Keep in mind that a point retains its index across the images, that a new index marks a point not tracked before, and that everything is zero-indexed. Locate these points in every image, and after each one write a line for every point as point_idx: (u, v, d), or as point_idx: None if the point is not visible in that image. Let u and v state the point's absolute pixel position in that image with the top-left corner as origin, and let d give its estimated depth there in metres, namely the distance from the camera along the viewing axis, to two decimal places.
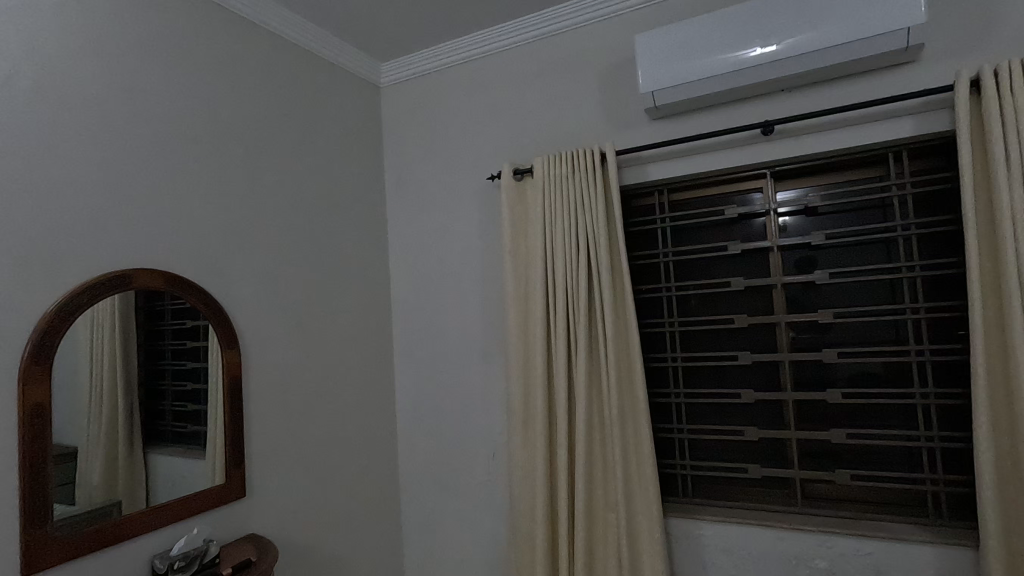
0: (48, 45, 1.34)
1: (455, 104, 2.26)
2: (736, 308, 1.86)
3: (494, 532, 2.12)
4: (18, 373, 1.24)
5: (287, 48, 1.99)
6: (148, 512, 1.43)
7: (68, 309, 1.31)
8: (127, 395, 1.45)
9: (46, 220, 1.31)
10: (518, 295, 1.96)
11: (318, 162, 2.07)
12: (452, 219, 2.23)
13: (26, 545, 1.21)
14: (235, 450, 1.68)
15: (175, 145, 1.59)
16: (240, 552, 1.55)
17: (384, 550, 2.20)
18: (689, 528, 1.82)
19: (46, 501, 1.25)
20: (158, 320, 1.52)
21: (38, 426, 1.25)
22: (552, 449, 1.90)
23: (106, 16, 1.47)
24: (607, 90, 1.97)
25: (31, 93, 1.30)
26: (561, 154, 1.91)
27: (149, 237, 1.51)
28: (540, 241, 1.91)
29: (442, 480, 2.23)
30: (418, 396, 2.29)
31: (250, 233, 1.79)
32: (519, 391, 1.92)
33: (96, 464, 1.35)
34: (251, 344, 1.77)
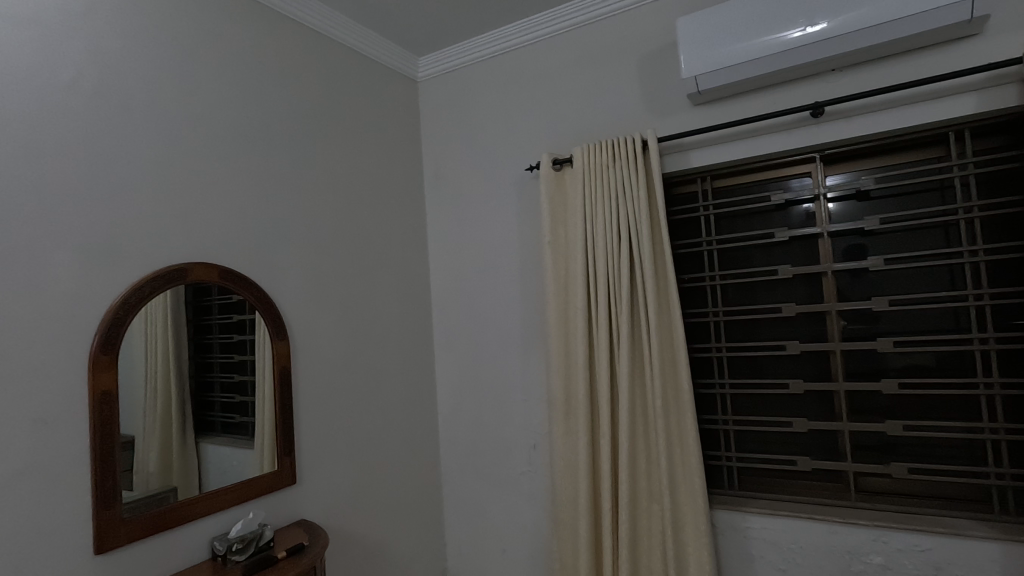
0: (110, 48, 1.41)
1: (493, 96, 2.26)
2: (782, 297, 1.81)
3: (535, 522, 2.13)
4: (88, 362, 1.30)
5: (329, 45, 2.02)
6: (204, 498, 1.49)
7: (130, 302, 1.37)
8: (180, 387, 1.50)
9: (112, 218, 1.37)
10: (559, 287, 1.96)
11: (360, 157, 2.10)
12: (492, 210, 2.24)
13: (98, 526, 1.28)
14: (285, 439, 1.73)
15: (225, 143, 1.64)
16: (293, 537, 1.60)
17: (427, 538, 2.24)
18: (736, 520, 1.79)
19: (116, 484, 1.31)
20: (206, 315, 1.56)
21: (106, 413, 1.31)
22: (595, 440, 1.89)
23: (161, 19, 1.52)
24: (648, 76, 1.94)
25: (95, 95, 1.37)
26: (601, 143, 1.89)
27: (203, 233, 1.56)
28: (579, 232, 1.90)
29: (483, 470, 2.25)
30: (459, 387, 2.32)
31: (297, 228, 1.84)
32: (560, 382, 1.92)
33: (153, 451, 1.40)
34: (300, 335, 1.82)
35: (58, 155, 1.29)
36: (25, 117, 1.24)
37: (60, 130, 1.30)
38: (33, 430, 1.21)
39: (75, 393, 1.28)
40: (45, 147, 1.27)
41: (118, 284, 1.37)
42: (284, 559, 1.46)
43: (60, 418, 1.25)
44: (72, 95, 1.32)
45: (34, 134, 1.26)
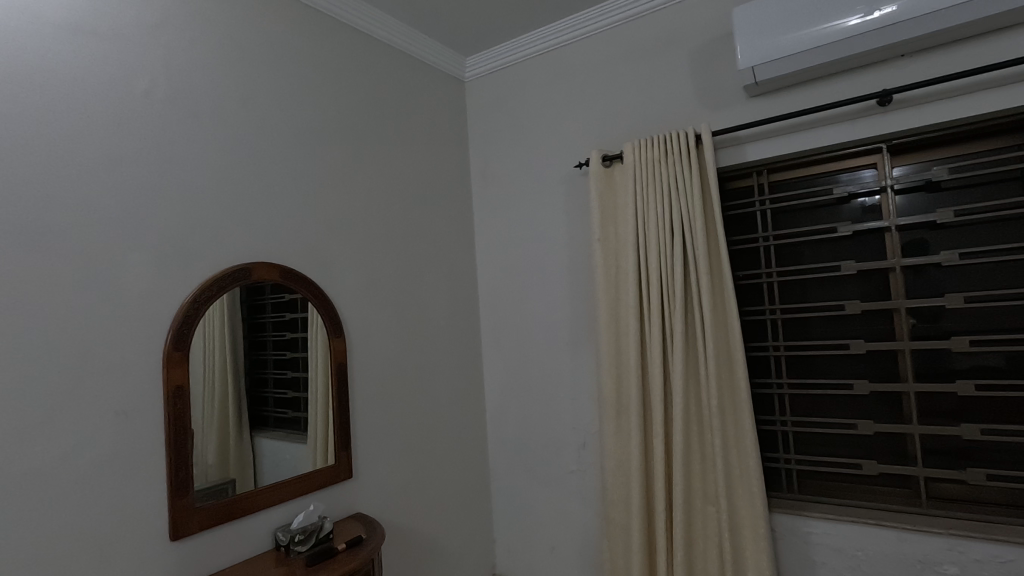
0: (180, 59, 1.47)
1: (539, 93, 2.26)
2: (846, 293, 1.74)
3: (585, 522, 2.12)
4: (161, 357, 1.37)
5: (380, 48, 2.06)
6: (265, 491, 1.54)
7: (199, 301, 1.43)
8: (235, 383, 1.52)
9: (182, 220, 1.43)
10: (609, 285, 1.94)
11: (409, 157, 2.13)
12: (539, 208, 2.24)
13: (173, 513, 1.34)
14: (342, 434, 1.77)
15: (284, 146, 1.70)
16: (351, 530, 1.64)
17: (477, 535, 2.25)
18: (797, 525, 1.73)
19: (189, 474, 1.38)
20: (260, 313, 1.59)
21: (178, 406, 1.37)
22: (647, 440, 1.86)
23: (225, 28, 1.58)
24: (701, 68, 1.90)
25: (167, 103, 1.43)
26: (653, 138, 1.86)
27: (264, 234, 1.62)
28: (631, 229, 1.87)
29: (532, 468, 2.25)
30: (507, 385, 2.32)
31: (352, 227, 1.88)
32: (611, 380, 1.90)
33: (210, 445, 1.44)
34: (355, 332, 1.87)
35: (135, 161, 1.36)
36: (106, 126, 1.32)
37: (136, 136, 1.37)
38: (115, 422, 1.28)
39: (151, 388, 1.35)
40: (123, 154, 1.34)
41: (189, 283, 1.44)
42: (343, 552, 1.50)
43: (138, 411, 1.32)
44: (146, 104, 1.39)
45: (114, 142, 1.33)
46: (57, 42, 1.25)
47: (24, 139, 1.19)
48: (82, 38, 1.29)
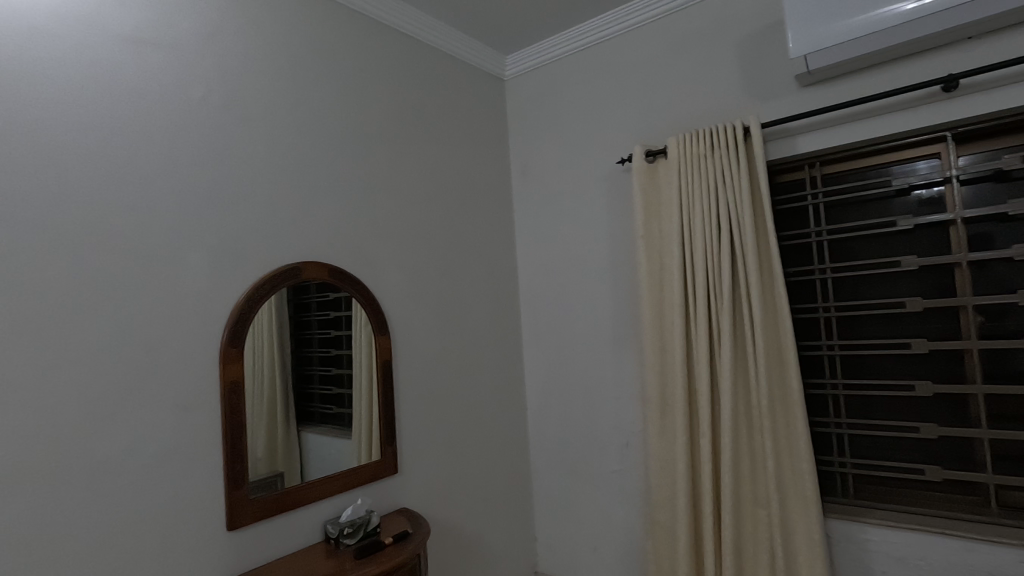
0: (233, 65, 1.52)
1: (580, 89, 2.24)
2: (906, 289, 1.66)
3: (629, 523, 2.09)
4: (218, 354, 1.42)
5: (422, 49, 2.08)
6: (315, 484, 1.58)
7: (253, 299, 1.48)
8: (282, 378, 1.55)
9: (236, 221, 1.49)
10: (653, 282, 1.91)
11: (451, 155, 2.15)
12: (581, 205, 2.22)
13: (229, 503, 1.40)
14: (388, 430, 1.80)
15: (330, 148, 1.73)
16: (397, 524, 1.66)
17: (519, 532, 2.26)
18: (853, 531, 1.66)
19: (245, 467, 1.43)
20: (305, 311, 1.61)
21: (234, 401, 1.42)
22: (694, 440, 1.82)
23: (276, 35, 1.63)
24: (749, 59, 1.84)
25: (222, 108, 1.49)
26: (698, 132, 1.82)
27: (313, 233, 1.66)
28: (676, 225, 1.83)
29: (574, 467, 2.24)
30: (549, 383, 2.31)
31: (396, 226, 1.91)
32: (655, 379, 1.87)
33: (260, 439, 1.48)
34: (399, 330, 1.89)
35: (192, 165, 1.41)
36: (166, 132, 1.37)
37: (194, 141, 1.42)
38: (176, 415, 1.34)
39: (210, 383, 1.40)
40: (182, 158, 1.40)
41: (243, 282, 1.49)
42: (389, 546, 1.52)
43: (197, 405, 1.38)
44: (201, 110, 1.45)
45: (173, 147, 1.38)
46: (120, 53, 1.31)
47: (92, 146, 1.25)
48: (143, 48, 1.35)
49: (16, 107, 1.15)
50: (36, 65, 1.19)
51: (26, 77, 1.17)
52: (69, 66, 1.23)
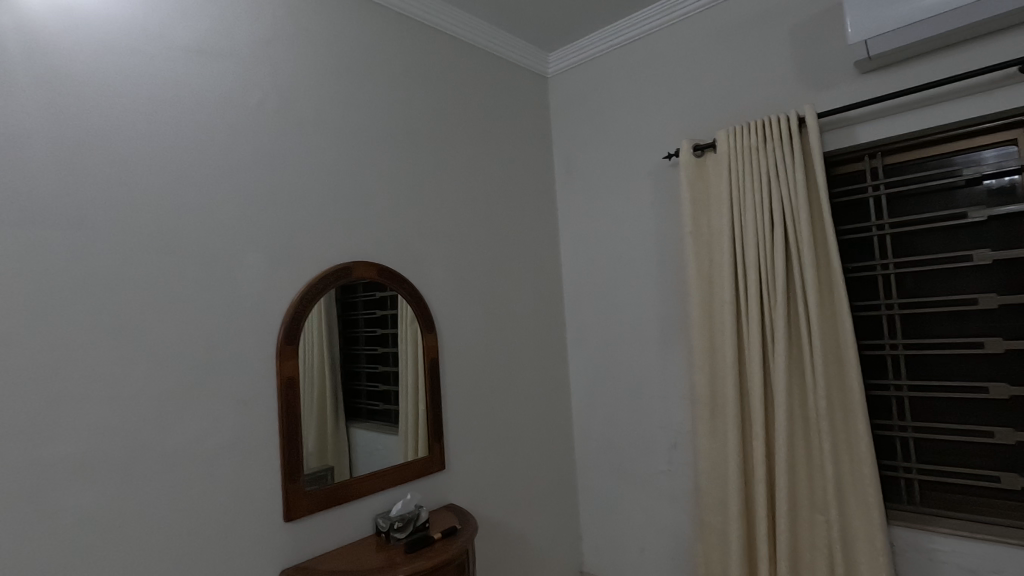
0: (286, 71, 1.57)
1: (625, 84, 2.21)
2: (978, 285, 1.56)
3: (677, 524, 2.05)
4: (275, 351, 1.48)
5: (466, 49, 2.10)
6: (365, 479, 1.62)
7: (306, 298, 1.53)
8: (333, 375, 1.58)
9: (290, 223, 1.54)
10: (702, 279, 1.86)
11: (494, 154, 2.15)
12: (626, 201, 2.19)
13: (286, 495, 1.45)
14: (435, 426, 1.83)
15: (379, 150, 1.77)
16: (446, 520, 1.69)
17: (564, 530, 2.25)
18: (919, 540, 1.58)
19: (300, 460, 1.48)
20: (352, 310, 1.65)
21: (290, 397, 1.48)
22: (746, 442, 1.77)
23: (326, 41, 1.67)
24: (804, 46, 1.77)
25: (276, 114, 1.54)
26: (750, 124, 1.76)
27: (362, 234, 1.70)
28: (726, 220, 1.78)
29: (620, 467, 2.21)
30: (594, 381, 2.29)
31: (441, 226, 1.93)
32: (705, 378, 1.83)
33: (312, 434, 1.52)
34: (446, 328, 1.92)
35: (250, 168, 1.47)
36: (224, 137, 1.43)
37: (251, 145, 1.48)
38: (236, 409, 1.40)
39: (267, 378, 1.46)
40: (240, 162, 1.45)
41: (298, 281, 1.54)
42: (438, 541, 1.54)
43: (256, 400, 1.43)
44: (257, 115, 1.50)
45: (231, 151, 1.44)
46: (182, 62, 1.38)
47: (158, 152, 1.32)
48: (203, 57, 1.41)
49: (90, 117, 1.23)
50: (107, 77, 1.26)
51: (98, 89, 1.24)
52: (137, 77, 1.30)
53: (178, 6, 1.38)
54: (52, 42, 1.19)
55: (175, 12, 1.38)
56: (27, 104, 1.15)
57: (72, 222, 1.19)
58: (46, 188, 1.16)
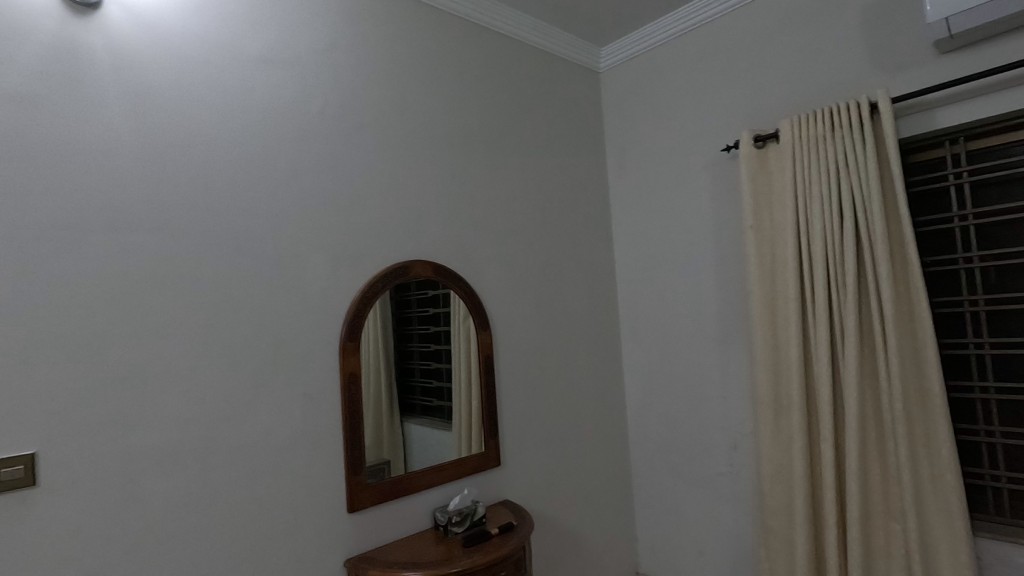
0: (346, 76, 1.62)
1: (680, 76, 2.16)
2: None
3: (738, 527, 2.00)
4: (338, 348, 1.53)
5: (518, 48, 2.10)
6: (422, 473, 1.66)
7: (367, 297, 1.58)
8: (389, 371, 1.61)
9: (352, 224, 1.59)
10: (764, 275, 1.80)
11: (546, 151, 2.14)
12: (682, 196, 2.14)
13: (349, 487, 1.50)
14: (490, 423, 1.84)
15: (434, 151, 1.80)
16: (502, 516, 1.70)
17: (620, 531, 2.22)
18: (1009, 554, 1.47)
19: (361, 454, 1.53)
20: (406, 307, 1.68)
21: (352, 391, 1.53)
22: (813, 445, 1.69)
23: (382, 45, 1.71)
24: (877, 28, 1.68)
25: (337, 119, 1.59)
26: (815, 112, 1.68)
27: (419, 234, 1.74)
28: (790, 213, 1.71)
29: (676, 468, 2.16)
30: (649, 380, 2.25)
31: (494, 224, 1.94)
32: (768, 378, 1.77)
33: (370, 428, 1.56)
34: (500, 326, 1.93)
35: (314, 172, 1.53)
36: (291, 142, 1.49)
37: (315, 150, 1.54)
38: (303, 403, 1.46)
39: (331, 374, 1.51)
40: (305, 166, 1.51)
41: (359, 280, 1.59)
42: (496, 536, 1.56)
43: (321, 395, 1.49)
44: (320, 120, 1.55)
45: (297, 156, 1.50)
46: (252, 73, 1.45)
47: (230, 159, 1.39)
48: (270, 68, 1.48)
49: (170, 128, 1.31)
50: (185, 89, 1.34)
51: (177, 101, 1.32)
52: (212, 89, 1.38)
53: (248, 19, 1.45)
54: (137, 59, 1.27)
55: (245, 25, 1.45)
56: (115, 118, 1.24)
57: (153, 227, 1.27)
58: (131, 195, 1.24)
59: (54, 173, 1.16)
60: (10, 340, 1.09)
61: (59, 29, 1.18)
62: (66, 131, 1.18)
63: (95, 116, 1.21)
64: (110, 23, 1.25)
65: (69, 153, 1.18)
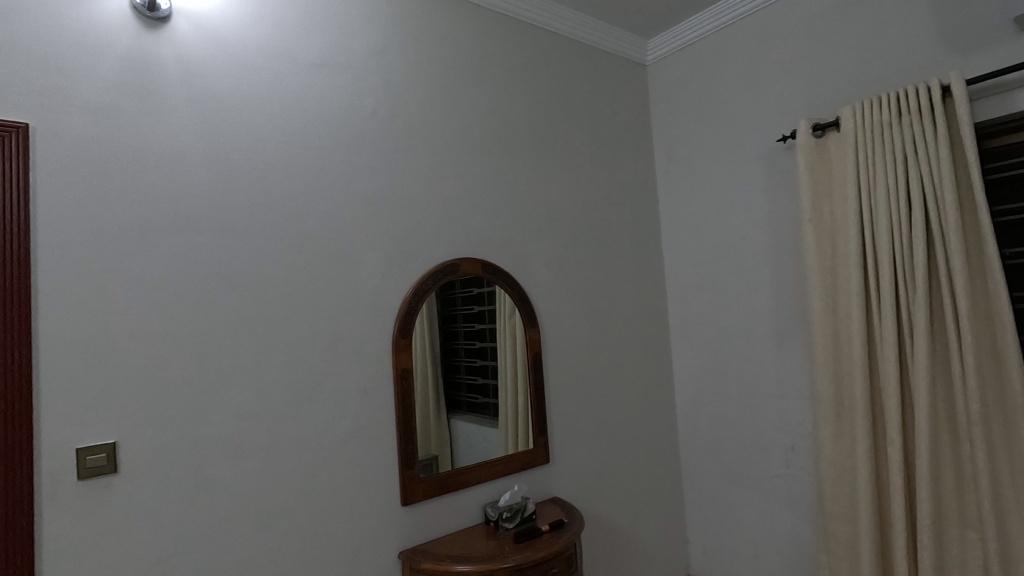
0: (396, 79, 1.65)
1: (731, 66, 2.10)
2: None
3: (796, 531, 1.93)
4: (391, 344, 1.56)
5: (563, 43, 2.08)
6: (472, 469, 1.67)
7: (418, 294, 1.61)
8: (437, 368, 1.63)
9: (402, 223, 1.62)
10: (824, 271, 1.72)
11: (592, 147, 2.12)
12: (735, 189, 2.08)
13: (402, 481, 1.53)
14: (538, 420, 1.84)
15: (482, 150, 1.81)
16: (552, 513, 1.70)
17: (670, 532, 2.18)
18: None
19: (413, 448, 1.56)
20: (452, 305, 1.69)
21: (404, 387, 1.56)
22: (879, 447, 1.62)
23: (430, 46, 1.73)
24: (948, 6, 1.58)
25: (388, 120, 1.62)
26: (880, 98, 1.60)
27: (467, 232, 1.75)
28: (853, 205, 1.63)
29: (730, 468, 2.11)
30: (700, 379, 2.20)
31: (541, 221, 1.94)
32: (829, 376, 1.70)
33: (421, 424, 1.59)
34: (548, 323, 1.93)
35: (366, 173, 1.56)
36: (344, 145, 1.53)
37: (367, 151, 1.57)
38: (359, 399, 1.50)
39: (384, 370, 1.55)
40: (358, 168, 1.55)
41: (410, 278, 1.62)
42: (546, 533, 1.56)
43: (375, 390, 1.53)
44: (371, 123, 1.59)
45: (350, 158, 1.54)
46: (308, 78, 1.49)
47: (288, 162, 1.44)
48: (324, 72, 1.52)
49: (233, 134, 1.36)
50: (247, 96, 1.39)
51: (240, 108, 1.38)
52: (271, 94, 1.43)
53: (304, 26, 1.50)
54: (203, 68, 1.34)
55: (301, 31, 1.49)
56: (184, 124, 1.30)
57: (218, 228, 1.33)
58: (197, 198, 1.30)
59: (130, 179, 1.23)
60: (94, 336, 1.17)
61: (132, 43, 1.25)
62: (140, 139, 1.25)
63: (165, 124, 1.28)
64: (178, 35, 1.31)
65: (144, 159, 1.25)
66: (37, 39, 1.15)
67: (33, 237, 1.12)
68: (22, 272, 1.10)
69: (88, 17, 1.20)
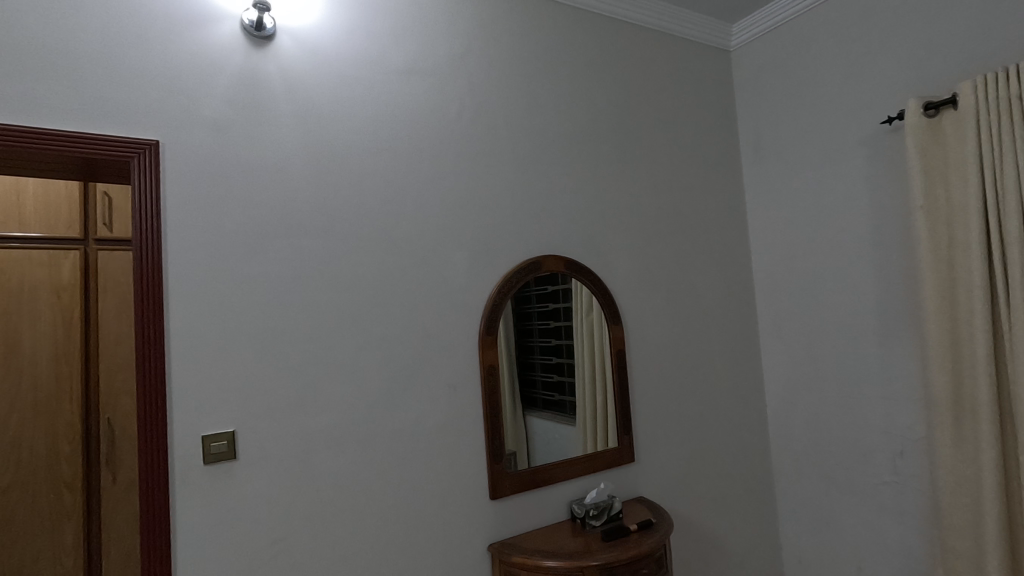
0: (479, 80, 1.68)
1: (827, 46, 1.97)
2: None
3: (905, 544, 1.79)
4: (476, 342, 1.60)
5: (643, 34, 2.03)
6: (557, 465, 1.68)
7: (501, 293, 1.63)
8: (512, 366, 1.64)
9: (487, 223, 1.64)
10: (940, 262, 1.58)
11: (674, 139, 2.06)
12: (832, 177, 1.95)
13: (490, 475, 1.56)
14: (623, 418, 1.82)
15: (562, 147, 1.81)
16: (640, 512, 1.68)
17: (762, 537, 2.09)
18: None
19: (502, 444, 1.59)
20: (526, 303, 1.68)
21: (491, 383, 1.59)
22: (1009, 456, 1.47)
23: (511, 46, 1.75)
24: None
25: (471, 122, 1.65)
26: (1008, 71, 1.45)
27: (550, 230, 1.75)
28: (975, 191, 1.49)
29: (828, 473, 1.99)
30: (794, 378, 2.09)
31: (621, 216, 1.90)
32: (947, 377, 1.55)
33: (507, 420, 1.61)
34: (632, 320, 1.90)
35: (452, 175, 1.60)
36: (430, 147, 1.58)
37: (453, 153, 1.61)
38: (448, 394, 1.54)
39: (472, 367, 1.58)
40: (445, 169, 1.59)
41: (494, 276, 1.64)
42: (634, 533, 1.54)
43: (463, 386, 1.56)
44: (454, 125, 1.62)
45: (436, 160, 1.58)
46: (396, 85, 1.55)
47: (379, 167, 1.50)
48: (411, 78, 1.57)
49: (330, 141, 1.44)
50: (342, 104, 1.47)
51: (336, 116, 1.46)
52: (364, 102, 1.50)
53: (391, 34, 1.55)
54: (304, 81, 1.42)
55: (389, 40, 1.55)
56: (289, 134, 1.39)
57: (320, 232, 1.41)
58: (300, 203, 1.39)
59: (243, 188, 1.33)
60: (213, 333, 1.27)
61: (243, 61, 1.35)
62: (250, 150, 1.34)
63: (272, 135, 1.37)
64: (281, 52, 1.40)
65: (255, 167, 1.34)
66: (164, 65, 1.27)
67: (163, 243, 1.23)
68: (156, 274, 1.21)
69: (205, 41, 1.31)
